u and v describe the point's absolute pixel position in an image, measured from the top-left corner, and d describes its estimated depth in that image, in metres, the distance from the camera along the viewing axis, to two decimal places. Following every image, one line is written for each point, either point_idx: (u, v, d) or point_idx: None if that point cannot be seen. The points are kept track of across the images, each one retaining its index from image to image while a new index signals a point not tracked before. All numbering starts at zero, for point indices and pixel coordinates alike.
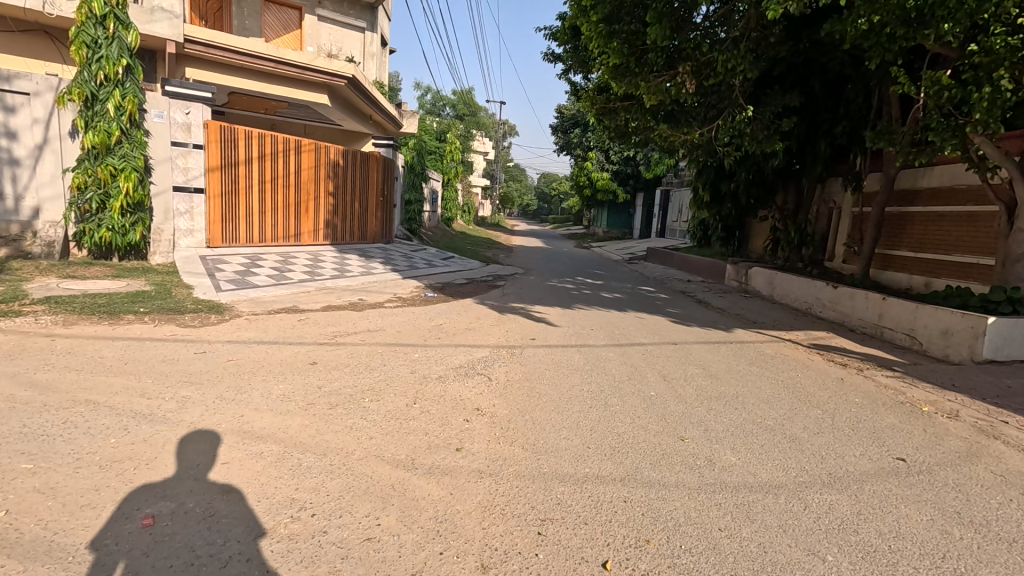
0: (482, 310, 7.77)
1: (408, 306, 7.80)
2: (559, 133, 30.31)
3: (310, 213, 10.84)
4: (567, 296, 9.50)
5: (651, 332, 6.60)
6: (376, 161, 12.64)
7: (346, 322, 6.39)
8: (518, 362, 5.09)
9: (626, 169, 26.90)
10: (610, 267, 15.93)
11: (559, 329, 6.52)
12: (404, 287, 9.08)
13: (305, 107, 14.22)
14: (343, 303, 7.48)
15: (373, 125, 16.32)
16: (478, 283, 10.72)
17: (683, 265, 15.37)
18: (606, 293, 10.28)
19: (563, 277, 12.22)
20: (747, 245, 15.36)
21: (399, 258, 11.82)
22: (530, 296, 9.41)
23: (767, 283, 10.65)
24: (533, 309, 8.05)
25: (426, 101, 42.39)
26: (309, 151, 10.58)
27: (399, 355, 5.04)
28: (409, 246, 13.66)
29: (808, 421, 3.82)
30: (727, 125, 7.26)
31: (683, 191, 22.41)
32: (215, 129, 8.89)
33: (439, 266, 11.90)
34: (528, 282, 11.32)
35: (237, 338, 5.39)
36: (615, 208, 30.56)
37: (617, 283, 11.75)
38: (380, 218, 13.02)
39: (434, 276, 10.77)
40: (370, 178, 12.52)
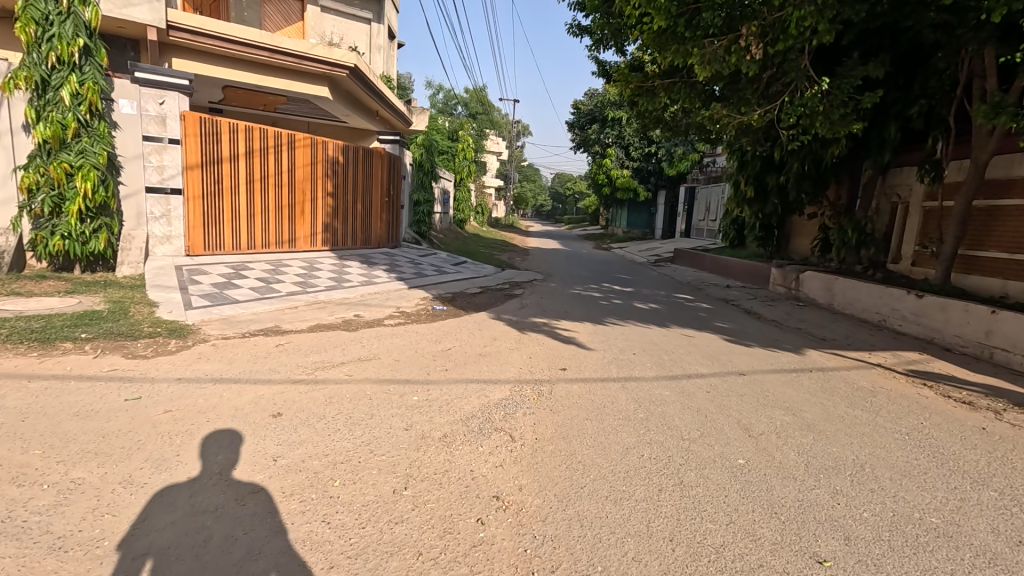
0: (498, 327, 6.60)
1: (413, 323, 6.67)
2: (576, 130, 29.00)
3: (306, 215, 9.76)
4: (595, 307, 8.27)
5: (707, 357, 5.36)
6: (380, 158, 11.56)
7: (334, 347, 5.27)
8: (548, 405, 3.92)
9: (647, 165, 25.68)
10: (635, 270, 14.61)
11: (593, 355, 5.32)
12: (409, 300, 7.96)
13: (305, 102, 13.18)
14: (336, 321, 6.37)
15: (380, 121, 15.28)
16: (493, 292, 9.55)
17: (718, 268, 13.97)
18: (638, 302, 9.01)
19: (587, 284, 10.96)
20: (789, 246, 13.94)
21: (406, 264, 10.72)
22: (553, 307, 8.20)
23: (824, 289, 9.28)
24: (559, 325, 6.85)
25: (437, 100, 41.43)
26: (305, 147, 9.52)
27: (394, 397, 3.89)
28: (417, 250, 12.54)
29: (990, 518, 2.56)
30: (796, 103, 6.01)
31: (711, 187, 21.06)
32: (194, 122, 7.82)
33: (450, 272, 10.77)
34: (549, 290, 10.10)
35: (193, 374, 4.29)
36: (635, 207, 29.16)
37: (648, 290, 10.47)
38: (385, 220, 11.91)
39: (445, 284, 9.63)
40: (374, 177, 11.43)
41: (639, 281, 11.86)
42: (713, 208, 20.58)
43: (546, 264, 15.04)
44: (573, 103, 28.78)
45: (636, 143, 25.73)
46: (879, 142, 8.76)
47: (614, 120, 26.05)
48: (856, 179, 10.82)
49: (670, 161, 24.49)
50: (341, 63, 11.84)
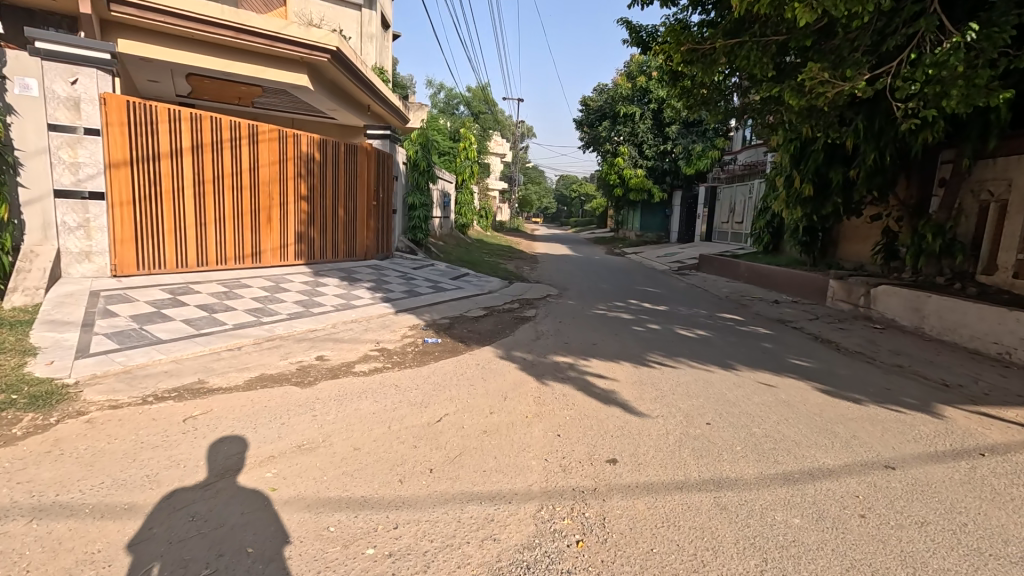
0: (508, 374, 4.89)
1: (395, 369, 4.96)
2: (584, 128, 27.17)
3: (274, 224, 8.10)
4: (630, 337, 6.52)
5: (819, 432, 3.63)
6: (368, 155, 9.93)
7: (271, 423, 3.57)
8: (606, 563, 2.23)
9: (662, 164, 24.13)
10: (660, 281, 12.87)
11: (652, 432, 3.60)
12: (393, 331, 6.28)
13: (283, 92, 11.56)
14: (289, 370, 4.68)
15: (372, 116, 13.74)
16: (500, 314, 7.88)
17: (758, 279, 12.18)
18: (681, 327, 7.27)
19: (614, 301, 9.21)
20: (836, 253, 12.20)
21: (397, 280, 9.07)
22: (577, 336, 6.46)
23: (907, 309, 7.52)
24: (589, 369, 5.13)
25: (438, 100, 39.89)
26: (271, 141, 7.87)
27: (334, 553, 2.22)
28: (411, 262, 10.88)
29: None
30: (929, 61, 4.26)
31: (736, 187, 19.28)
32: (119, 108, 6.14)
33: (449, 289, 9.11)
34: (569, 310, 8.39)
35: (10, 493, 2.59)
36: (649, 208, 27.35)
37: (686, 309, 8.72)
38: (374, 227, 10.26)
39: (442, 304, 7.97)
40: (360, 177, 9.79)
41: (669, 296, 10.13)
42: (738, 209, 18.80)
43: (559, 274, 13.30)
44: (581, 100, 26.97)
45: (650, 140, 24.06)
46: (981, 124, 7.07)
47: (627, 116, 24.38)
48: (930, 174, 9.08)
49: (687, 160, 23.23)
50: (322, 45, 10.20)
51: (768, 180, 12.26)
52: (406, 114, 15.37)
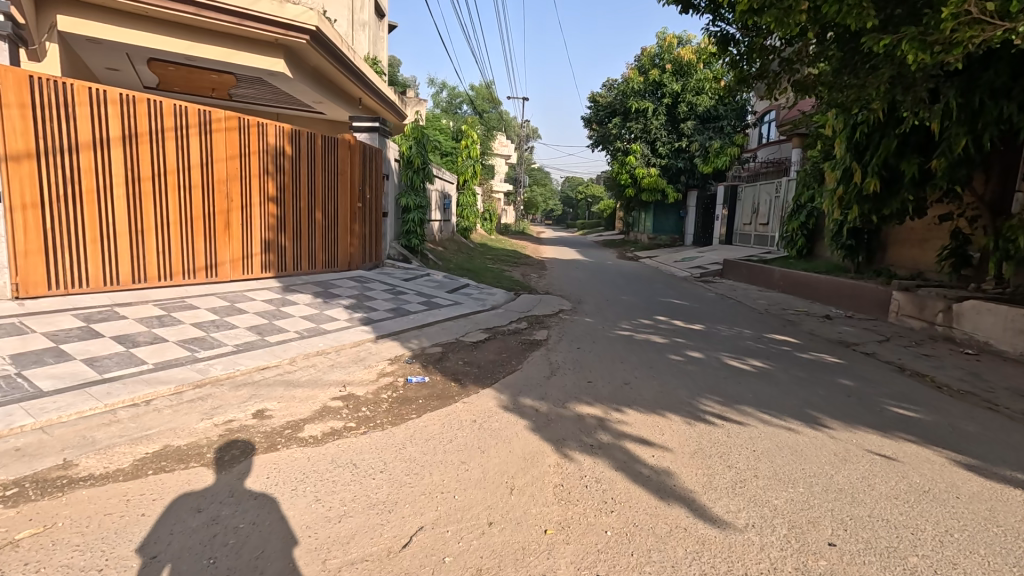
0: (515, 439, 3.51)
1: (360, 431, 3.60)
2: (594, 125, 25.76)
3: (234, 230, 6.78)
4: (670, 373, 5.12)
5: (1019, 567, 2.24)
6: (353, 150, 8.60)
7: (135, 556, 2.21)
8: None
9: (677, 162, 22.76)
10: (685, 291, 11.45)
11: (752, 572, 2.20)
12: (368, 367, 4.93)
13: (259, 80, 10.24)
14: (208, 438, 3.33)
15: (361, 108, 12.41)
16: (505, 338, 6.52)
17: (798, 288, 10.76)
18: (730, 355, 5.86)
19: (639, 319, 7.82)
20: (886, 259, 10.74)
21: (384, 294, 7.72)
22: (602, 373, 5.08)
23: (1007, 331, 6.08)
24: (627, 428, 3.74)
25: (441, 98, 38.56)
26: (228, 130, 6.56)
27: None
28: (403, 273, 9.54)
29: None
30: None
31: (759, 185, 17.80)
32: (19, 85, 4.78)
33: (444, 304, 7.77)
34: (586, 331, 7.01)
35: None
36: (662, 209, 25.91)
37: (727, 329, 7.29)
38: (360, 233, 8.93)
39: (435, 326, 6.61)
40: (343, 176, 8.44)
41: (702, 311, 8.69)
42: (762, 210, 17.34)
43: (571, 283, 11.92)
44: (590, 96, 25.56)
45: (664, 137, 22.67)
46: None
47: (639, 111, 22.97)
48: (1014, 166, 7.66)
49: (705, 157, 21.85)
50: (297, 24, 8.85)
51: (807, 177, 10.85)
52: (401, 107, 14.05)
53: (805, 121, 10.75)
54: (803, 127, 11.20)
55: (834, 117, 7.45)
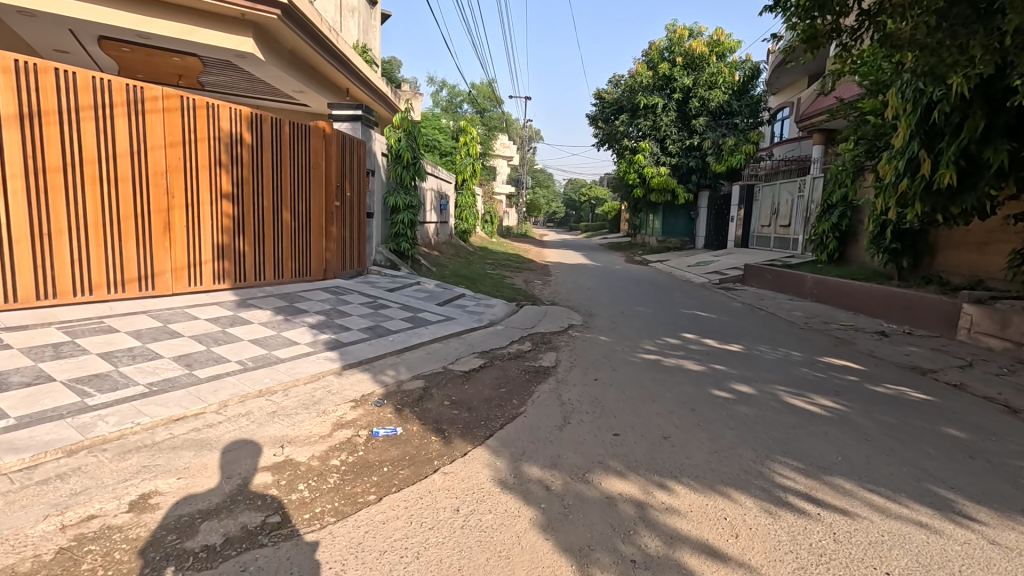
0: (516, 551, 2.31)
1: (285, 534, 2.41)
2: (599, 123, 24.56)
3: (176, 233, 5.59)
4: (720, 418, 3.91)
5: None
6: (329, 140, 7.42)
7: None
8: None
9: (687, 161, 21.61)
10: (707, 300, 10.23)
11: None
12: (322, 413, 3.73)
13: (229, 65, 9.09)
14: (37, 557, 2.13)
15: (344, 97, 11.30)
16: (505, 364, 5.32)
17: (838, 298, 9.56)
18: (787, 388, 4.66)
19: (664, 338, 6.62)
20: (934, 265, 9.52)
21: (361, 308, 6.53)
22: (629, 419, 3.89)
23: None
24: (682, 524, 2.54)
25: (441, 98, 37.46)
26: (167, 112, 5.37)
27: None
28: (390, 282, 8.38)
29: None
30: None
31: (779, 184, 16.58)
32: None
33: (432, 320, 6.57)
34: (603, 354, 5.81)
35: None
36: (672, 211, 24.68)
37: (770, 350, 6.09)
38: (338, 236, 7.76)
39: (420, 350, 5.42)
40: (318, 170, 7.26)
41: (733, 327, 7.49)
42: (783, 210, 16.10)
43: (579, 292, 10.73)
44: (595, 92, 24.37)
45: (674, 134, 21.52)
46: None
47: (648, 107, 21.80)
48: None
49: (718, 155, 20.70)
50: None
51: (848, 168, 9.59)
52: (391, 97, 12.93)
53: (846, 108, 9.54)
54: (841, 117, 9.99)
55: (898, 97, 6.24)
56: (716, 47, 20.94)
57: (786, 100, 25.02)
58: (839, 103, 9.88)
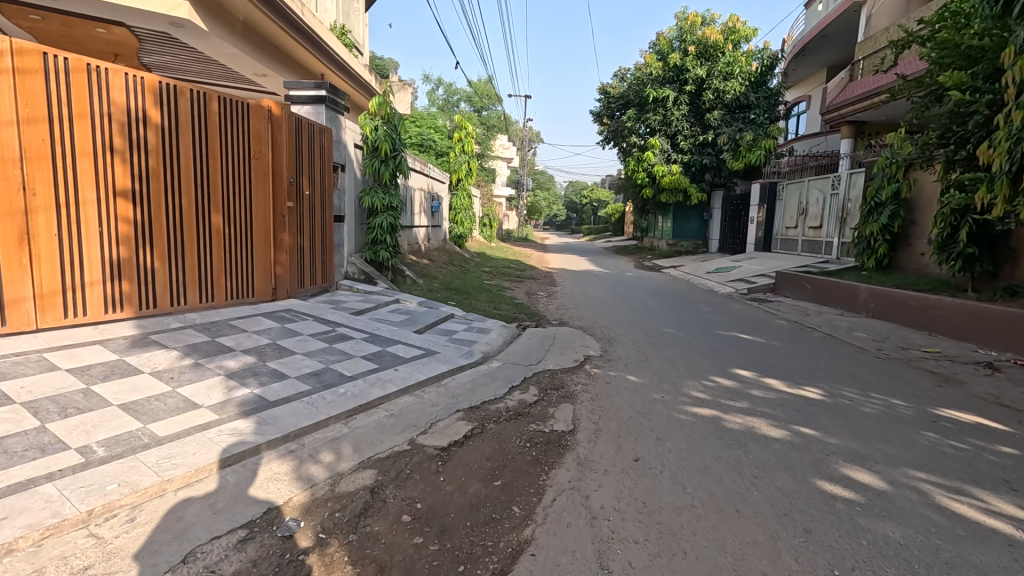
0: None
1: None
2: (604, 119, 22.95)
3: (42, 246, 3.97)
4: (866, 560, 2.28)
5: None
6: (277, 124, 5.83)
7: None
8: None
9: (701, 158, 20.09)
10: (743, 317, 8.63)
11: None
12: (179, 565, 2.12)
13: (167, 39, 7.48)
14: None
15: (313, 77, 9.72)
16: (502, 430, 3.72)
17: (906, 314, 7.92)
18: (930, 477, 3.06)
19: (711, 378, 5.02)
20: (1018, 273, 7.91)
21: (310, 342, 4.91)
22: (710, 561, 2.29)
23: None
24: None
25: (437, 96, 35.93)
26: (20, 73, 3.75)
27: None
28: (361, 301, 6.81)
29: None
30: None
31: (807, 181, 14.95)
32: None
33: (405, 357, 4.95)
34: (637, 409, 4.19)
35: None
36: (683, 212, 23.08)
37: (861, 398, 4.48)
38: (291, 245, 6.17)
39: (380, 410, 3.82)
40: (262, 160, 5.66)
41: (793, 358, 5.88)
42: (812, 210, 14.48)
43: (590, 308, 9.17)
44: (600, 87, 22.82)
45: (686, 130, 19.97)
46: None
47: (657, 101, 20.25)
48: None
49: (734, 152, 19.17)
50: None
51: (929, 141, 7.85)
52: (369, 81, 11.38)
53: (912, 86, 7.94)
54: (902, 97, 8.39)
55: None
56: (731, 35, 19.34)
57: (803, 94, 23.47)
58: (901, 81, 8.26)
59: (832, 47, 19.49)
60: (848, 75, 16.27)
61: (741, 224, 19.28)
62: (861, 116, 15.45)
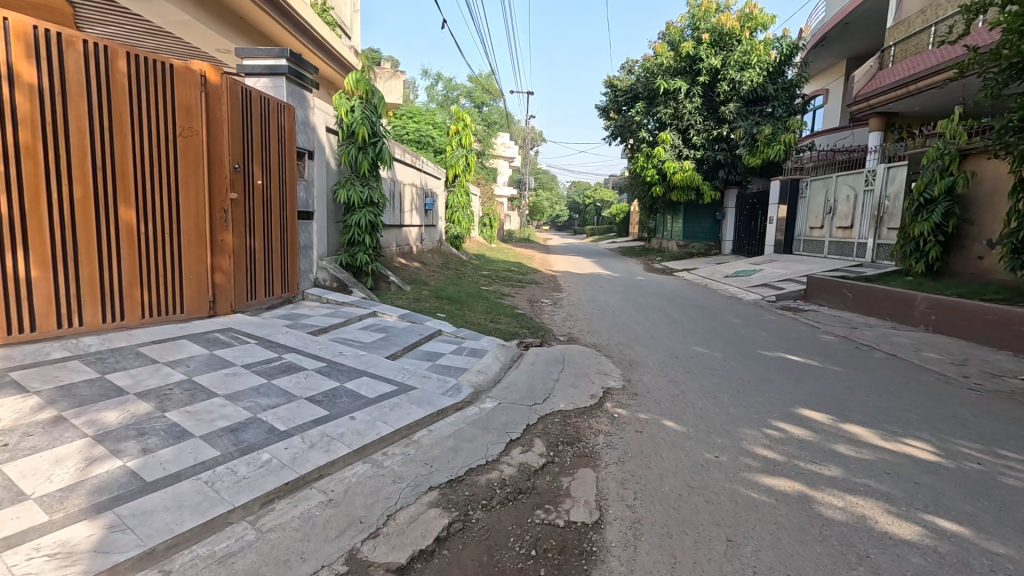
0: None
1: None
2: (611, 113, 21.69)
3: None
4: None
5: None
6: (214, 95, 4.61)
7: None
8: None
9: (714, 154, 18.88)
10: (782, 332, 7.39)
11: None
12: None
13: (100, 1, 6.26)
14: None
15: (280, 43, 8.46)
16: (494, 525, 2.50)
17: (980, 330, 6.66)
18: None
19: (775, 425, 3.78)
20: None
21: (241, 376, 3.67)
22: None
23: None
24: None
25: (437, 91, 34.72)
26: None
27: None
28: (327, 316, 5.60)
29: None
30: None
31: (835, 177, 13.71)
32: None
33: (368, 397, 3.71)
34: (687, 482, 2.95)
35: None
36: (695, 212, 21.82)
37: (992, 460, 3.25)
38: (235, 246, 4.97)
39: (315, 494, 2.60)
40: (194, 138, 4.44)
41: (866, 391, 4.65)
42: (842, 209, 13.23)
43: (602, 319, 7.95)
44: (606, 79, 21.60)
45: (699, 124, 18.74)
46: None
47: (668, 93, 19.03)
48: None
49: (751, 147, 17.95)
50: None
51: (1007, 124, 6.59)
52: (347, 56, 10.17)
53: (985, 60, 6.66)
54: (971, 73, 7.10)
55: None
56: (748, 22, 18.11)
57: (822, 88, 22.25)
58: (971, 55, 6.97)
59: (855, 36, 18.25)
60: (878, 63, 14.97)
61: (758, 225, 18.03)
62: (893, 107, 14.21)
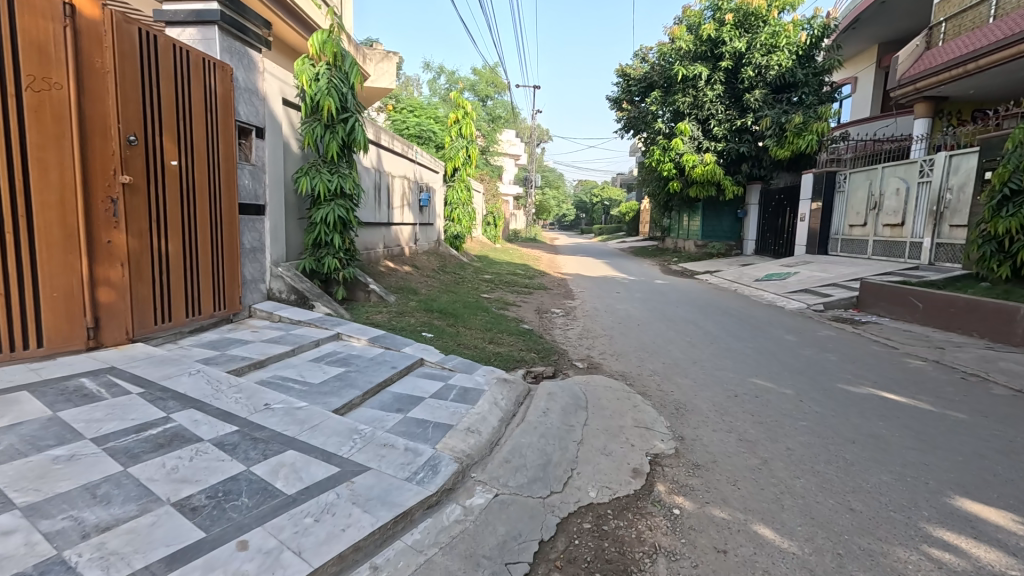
0: None
1: None
2: (623, 104, 20.19)
3: None
4: None
5: None
6: (89, 33, 3.22)
7: None
8: None
9: (737, 145, 17.37)
10: (852, 354, 5.94)
11: None
12: None
13: None
14: None
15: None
16: None
17: None
18: None
19: (938, 540, 2.35)
20: None
21: (79, 463, 2.26)
22: None
23: None
24: None
25: (438, 85, 33.33)
26: None
27: None
28: (270, 342, 4.20)
29: None
30: None
31: (879, 169, 12.16)
32: None
33: (282, 496, 2.28)
34: None
35: None
36: (714, 209, 20.28)
37: None
38: (134, 250, 3.57)
39: None
40: (54, 92, 3.04)
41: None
42: (890, 204, 11.70)
43: (626, 336, 6.53)
44: (618, 68, 20.15)
45: (721, 113, 17.22)
46: None
47: (686, 80, 17.53)
48: None
49: (779, 137, 16.42)
50: None
51: None
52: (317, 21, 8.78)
53: None
54: None
55: None
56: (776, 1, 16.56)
57: (851, 75, 20.68)
58: None
59: (891, 17, 16.69)
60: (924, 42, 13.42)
61: (786, 223, 16.50)
62: (943, 90, 12.67)
